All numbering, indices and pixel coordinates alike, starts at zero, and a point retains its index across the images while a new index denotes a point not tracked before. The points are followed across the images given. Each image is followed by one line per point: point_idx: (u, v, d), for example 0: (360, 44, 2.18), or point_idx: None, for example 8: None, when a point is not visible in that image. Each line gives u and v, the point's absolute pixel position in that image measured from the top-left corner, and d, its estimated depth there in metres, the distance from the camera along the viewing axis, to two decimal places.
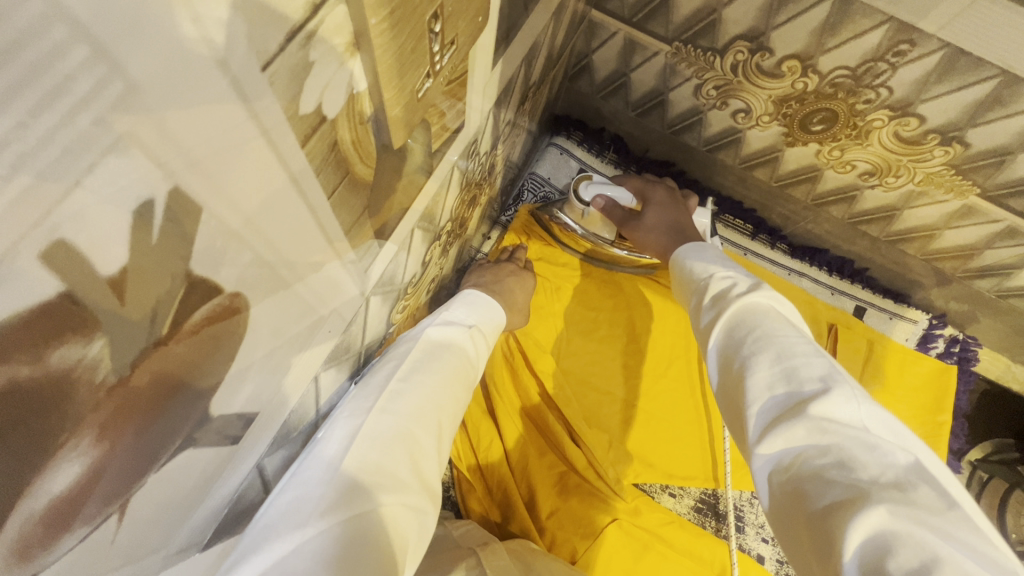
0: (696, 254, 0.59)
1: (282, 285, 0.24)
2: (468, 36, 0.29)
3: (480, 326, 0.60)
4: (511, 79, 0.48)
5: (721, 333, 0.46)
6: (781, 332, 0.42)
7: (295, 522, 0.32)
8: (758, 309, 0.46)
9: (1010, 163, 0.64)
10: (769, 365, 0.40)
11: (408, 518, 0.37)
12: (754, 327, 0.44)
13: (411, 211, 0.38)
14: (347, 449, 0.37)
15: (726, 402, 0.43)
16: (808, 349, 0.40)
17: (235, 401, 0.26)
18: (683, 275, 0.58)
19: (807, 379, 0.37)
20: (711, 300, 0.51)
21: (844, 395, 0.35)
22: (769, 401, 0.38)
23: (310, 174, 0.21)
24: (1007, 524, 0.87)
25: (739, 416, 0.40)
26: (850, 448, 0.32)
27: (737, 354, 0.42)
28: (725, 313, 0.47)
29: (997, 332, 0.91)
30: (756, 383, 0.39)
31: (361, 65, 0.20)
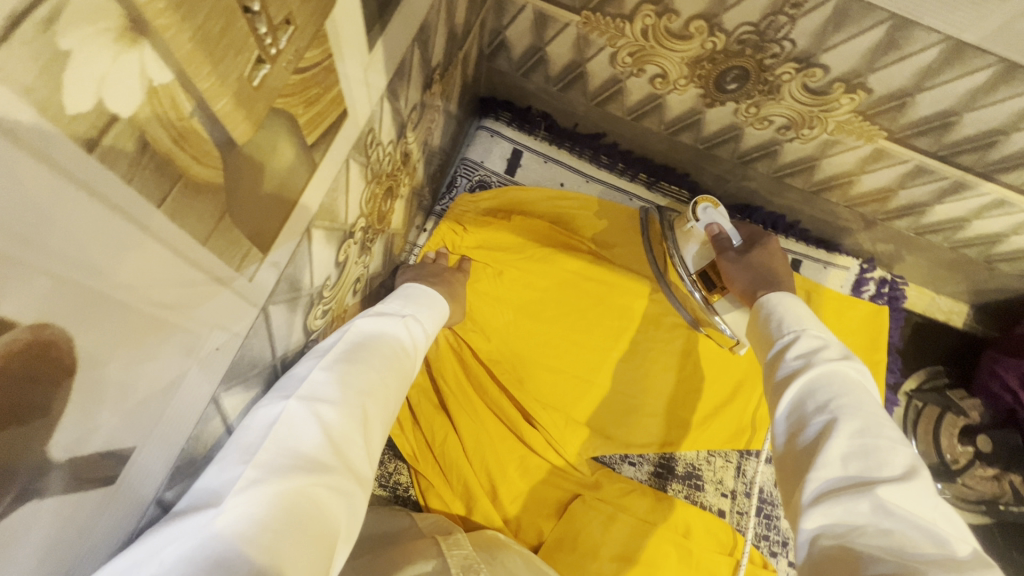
0: (787, 304, 0.55)
1: (118, 309, 0.22)
2: (311, 14, 0.26)
3: (419, 316, 0.58)
4: (403, 61, 0.46)
5: (798, 386, 0.45)
6: (868, 408, 0.42)
7: (212, 502, 0.32)
8: (849, 378, 0.45)
9: (911, 105, 0.66)
10: (851, 436, 0.40)
11: (334, 501, 0.36)
12: (840, 392, 0.43)
13: (297, 211, 0.36)
14: (266, 434, 0.36)
15: (784, 455, 0.44)
16: (893, 434, 0.41)
17: (92, 438, 0.24)
18: (762, 322, 0.56)
19: (887, 461, 0.39)
20: (797, 351, 0.49)
21: (920, 485, 0.37)
22: (836, 471, 0.39)
23: (115, 181, 0.19)
24: (944, 446, 0.92)
25: (802, 468, 0.41)
26: (908, 535, 0.35)
27: (814, 416, 0.43)
28: (816, 368, 0.45)
29: (920, 268, 0.96)
30: (832, 448, 0.40)
31: (152, 53, 0.18)
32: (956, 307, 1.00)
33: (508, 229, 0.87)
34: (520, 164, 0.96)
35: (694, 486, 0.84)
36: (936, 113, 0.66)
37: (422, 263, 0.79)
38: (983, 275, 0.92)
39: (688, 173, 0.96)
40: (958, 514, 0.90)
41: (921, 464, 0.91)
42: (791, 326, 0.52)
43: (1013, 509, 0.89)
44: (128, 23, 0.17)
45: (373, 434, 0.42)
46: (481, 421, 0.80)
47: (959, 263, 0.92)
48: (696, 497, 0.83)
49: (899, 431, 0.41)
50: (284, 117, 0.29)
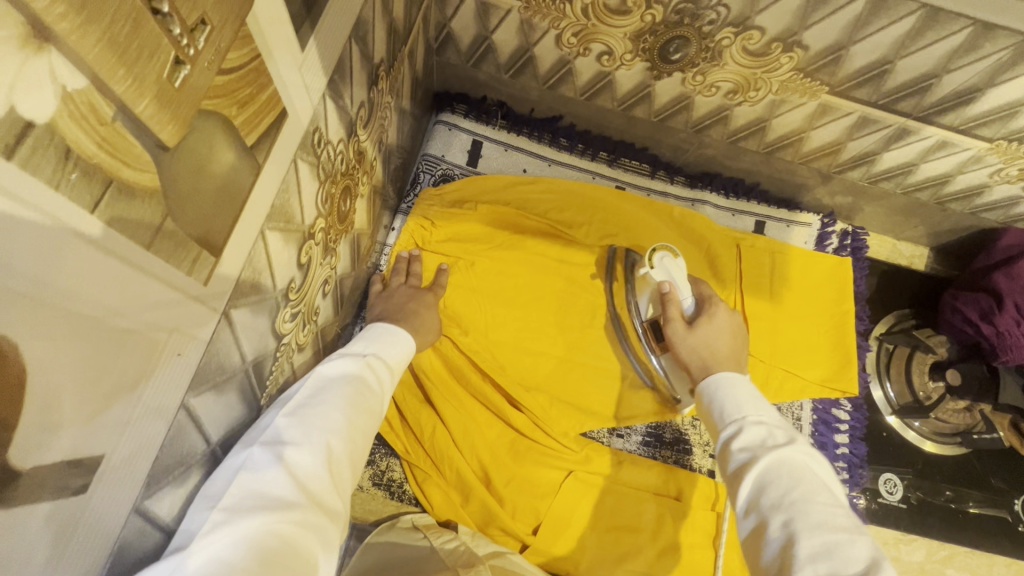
0: (726, 390, 0.59)
1: (60, 313, 0.22)
2: (230, 14, 0.27)
3: (382, 352, 0.59)
4: (342, 58, 0.47)
5: (751, 483, 0.48)
6: (820, 499, 0.45)
7: (182, 546, 0.34)
8: (796, 466, 0.48)
9: (846, 58, 0.68)
10: (812, 536, 0.42)
11: (302, 536, 0.38)
12: (790, 486, 0.46)
13: (247, 214, 0.36)
14: (232, 479, 0.39)
15: (755, 562, 0.45)
16: (848, 525, 0.43)
17: (53, 446, 0.24)
18: (711, 412, 0.59)
19: (851, 559, 0.40)
20: (741, 444, 0.52)
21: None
22: (804, 573, 0.40)
23: (41, 187, 0.19)
24: (915, 383, 0.95)
25: (777, 574, 0.42)
26: None
27: (777, 516, 0.45)
28: (762, 462, 0.48)
29: (877, 216, 0.99)
30: (796, 551, 0.41)
31: (62, 59, 0.19)
32: (917, 251, 1.05)
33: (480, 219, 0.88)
34: (481, 154, 0.97)
35: (682, 451, 0.86)
36: (872, 63, 0.68)
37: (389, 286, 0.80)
38: (937, 216, 0.95)
39: (647, 147, 0.98)
40: (938, 449, 0.93)
41: (895, 405, 0.95)
42: (734, 417, 0.55)
43: (987, 437, 0.92)
44: (31, 30, 0.17)
45: (341, 469, 0.45)
46: (469, 410, 0.81)
47: (913, 208, 0.95)
48: (686, 461, 0.86)
49: (854, 522, 0.44)
50: (217, 118, 0.29)
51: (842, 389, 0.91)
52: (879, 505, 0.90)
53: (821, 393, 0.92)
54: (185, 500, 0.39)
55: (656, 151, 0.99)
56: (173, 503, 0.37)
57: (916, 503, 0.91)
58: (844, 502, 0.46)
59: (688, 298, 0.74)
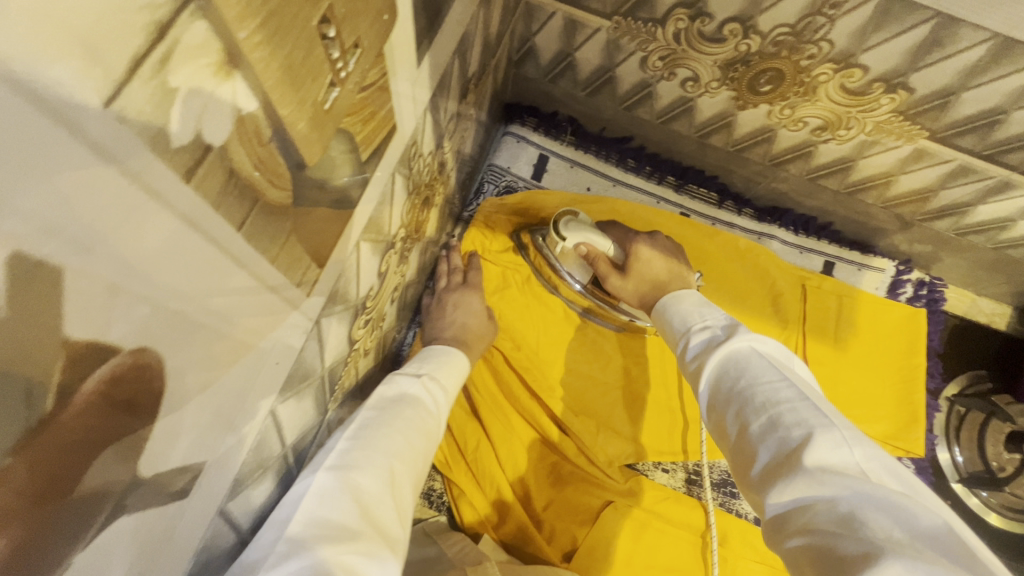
0: (674, 306, 0.58)
1: (201, 330, 0.22)
2: (377, 36, 0.27)
3: (436, 374, 0.58)
4: (445, 73, 0.46)
5: (708, 378, 0.46)
6: (765, 378, 0.41)
7: None
8: (741, 354, 0.45)
9: (954, 104, 0.64)
10: (760, 414, 0.39)
11: (367, 566, 0.35)
12: (738, 374, 0.43)
13: (351, 225, 0.36)
14: (296, 507, 0.38)
15: (726, 454, 0.42)
16: (794, 395, 0.39)
17: (171, 454, 0.24)
18: (667, 329, 0.58)
19: (798, 425, 0.37)
20: (695, 353, 0.50)
21: (834, 439, 0.35)
22: (763, 451, 0.37)
23: (205, 208, 0.19)
24: (989, 454, 0.89)
25: (743, 462, 0.39)
26: (859, 502, 0.31)
27: (729, 405, 0.42)
28: (713, 357, 0.46)
29: (960, 268, 0.93)
30: (751, 436, 0.39)
31: (244, 84, 0.19)
32: (999, 309, 0.97)
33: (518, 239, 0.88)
34: (546, 169, 0.97)
35: (729, 494, 0.81)
36: (982, 111, 0.64)
37: (449, 289, 0.80)
38: None
39: (717, 176, 0.95)
40: (1003, 523, 0.87)
41: (963, 470, 0.89)
42: (684, 329, 0.54)
43: None
44: (227, 57, 0.17)
45: (403, 496, 0.43)
46: (512, 431, 0.80)
47: (1002, 264, 0.89)
48: (735, 506, 0.80)
49: (806, 390, 0.40)
50: (346, 135, 0.29)
51: (905, 448, 0.86)
52: None
53: (882, 449, 0.87)
54: (260, 500, 0.40)
55: (726, 180, 0.96)
56: (246, 506, 0.38)
57: None
58: (796, 373, 0.42)
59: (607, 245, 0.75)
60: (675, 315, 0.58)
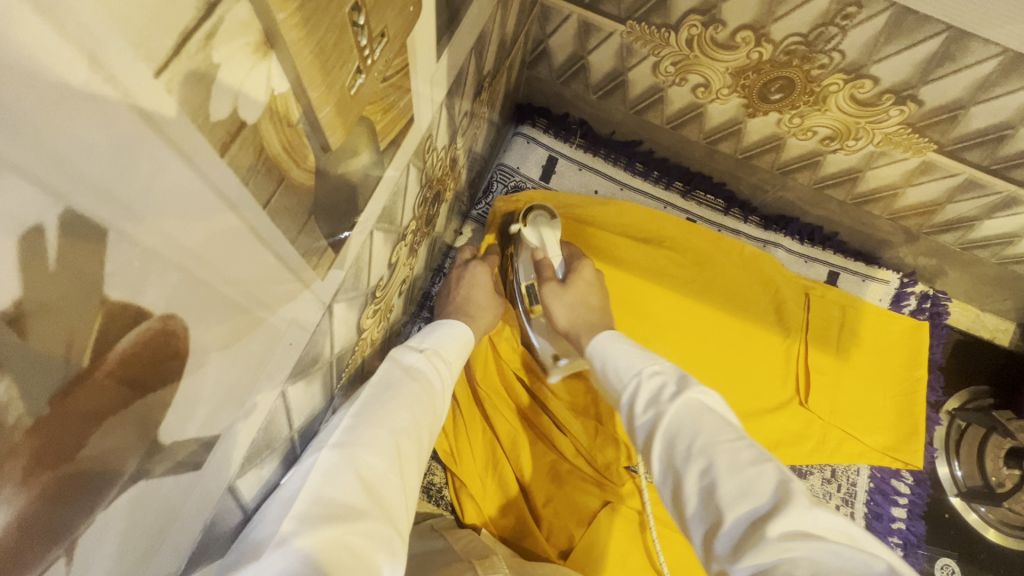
0: (614, 347, 0.57)
1: (226, 302, 0.23)
2: (402, 26, 0.27)
3: (438, 347, 0.58)
4: (462, 69, 0.47)
5: (660, 440, 0.46)
6: (724, 437, 0.43)
7: (252, 557, 0.33)
8: (695, 409, 0.46)
9: (963, 118, 0.65)
10: (724, 477, 0.40)
11: (371, 547, 0.36)
12: (695, 433, 0.44)
13: (366, 214, 0.37)
14: (302, 484, 0.38)
15: (683, 523, 0.42)
16: (754, 456, 0.41)
17: (190, 425, 0.25)
18: (609, 372, 0.56)
19: (761, 489, 0.38)
20: (645, 403, 0.49)
21: (797, 504, 0.37)
22: (731, 520, 0.38)
23: (237, 183, 0.20)
24: (987, 468, 0.89)
25: (705, 530, 0.39)
26: (822, 565, 0.33)
27: (686, 466, 0.43)
28: (665, 416, 0.46)
29: (964, 283, 0.94)
30: (716, 500, 0.39)
31: (278, 65, 0.19)
32: (1003, 325, 0.98)
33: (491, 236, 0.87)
34: (555, 171, 0.98)
35: None
36: (991, 126, 0.64)
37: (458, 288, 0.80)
38: None
39: (724, 182, 0.96)
40: (1000, 539, 0.87)
41: (962, 485, 0.89)
42: (630, 375, 0.53)
43: None
44: (264, 38, 0.18)
45: (406, 472, 0.44)
46: (514, 426, 0.81)
47: (1006, 280, 0.89)
48: None
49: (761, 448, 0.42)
50: (367, 124, 0.30)
51: (904, 460, 0.86)
52: None
53: (881, 460, 0.87)
54: (264, 481, 0.41)
55: (733, 188, 0.96)
56: (253, 486, 0.39)
57: None
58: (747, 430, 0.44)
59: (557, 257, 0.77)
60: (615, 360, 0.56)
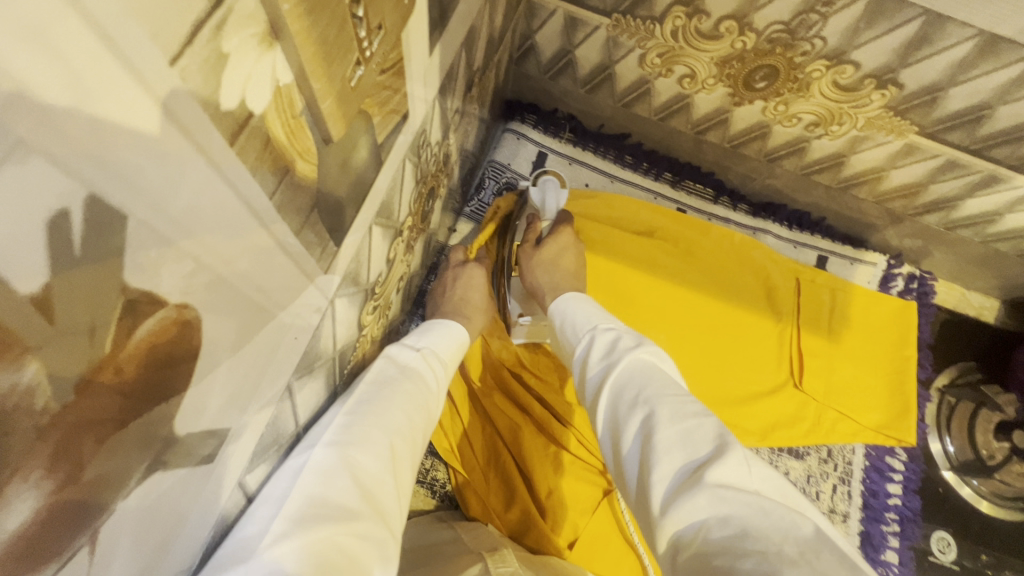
0: (576, 308, 0.60)
1: (234, 293, 0.23)
2: (397, 20, 0.28)
3: (435, 347, 0.59)
4: (453, 65, 0.48)
5: (609, 393, 0.47)
6: (669, 391, 0.44)
7: (243, 558, 0.32)
8: (646, 366, 0.47)
9: (942, 99, 0.66)
10: (667, 426, 0.40)
11: (364, 547, 0.36)
12: (643, 384, 0.45)
13: (365, 210, 0.38)
14: (294, 483, 0.38)
15: (623, 475, 0.43)
16: (698, 410, 0.41)
17: (202, 417, 0.25)
18: (566, 328, 0.59)
19: (702, 442, 0.39)
20: (599, 357, 0.51)
21: (735, 456, 0.37)
22: (668, 469, 0.38)
23: (245, 173, 0.21)
24: (978, 442, 0.92)
25: (642, 477, 0.39)
26: (749, 518, 0.33)
27: (631, 416, 0.43)
28: (617, 366, 0.48)
29: (949, 262, 0.96)
30: (654, 444, 0.40)
31: (283, 56, 0.20)
32: (988, 303, 1.00)
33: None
34: (546, 166, 0.98)
35: None
36: (969, 107, 0.66)
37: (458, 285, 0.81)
38: (1015, 269, 0.92)
39: (713, 172, 0.97)
40: (993, 510, 0.89)
41: (955, 460, 0.91)
42: (589, 329, 0.55)
43: None
44: (270, 29, 0.18)
45: (400, 473, 0.44)
46: (514, 420, 0.82)
47: (989, 258, 0.92)
48: None
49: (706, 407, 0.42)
50: (365, 117, 0.30)
51: (897, 438, 0.87)
52: (931, 565, 0.86)
53: (875, 439, 0.88)
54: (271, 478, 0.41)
55: (722, 176, 0.98)
56: (260, 481, 0.39)
57: (969, 568, 0.86)
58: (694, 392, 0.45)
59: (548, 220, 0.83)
60: (574, 320, 0.59)
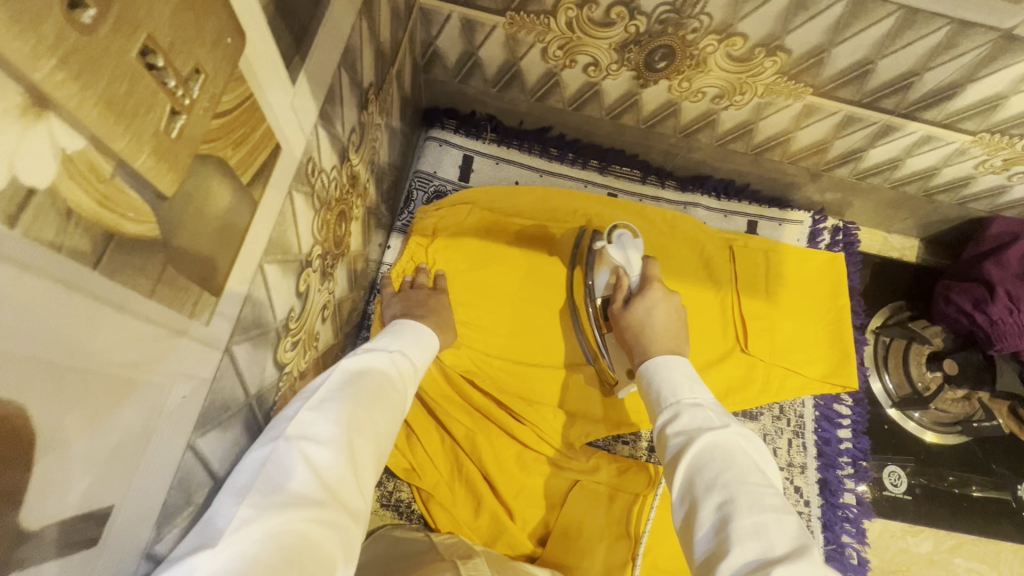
0: (661, 372, 0.61)
1: (70, 372, 0.22)
2: (222, 61, 0.27)
3: (406, 350, 0.58)
4: (332, 87, 0.47)
5: (686, 465, 0.49)
6: (750, 479, 0.46)
7: (208, 543, 0.34)
8: (729, 449, 0.49)
9: (829, 59, 0.69)
10: (745, 514, 0.43)
11: (327, 536, 0.37)
12: (722, 468, 0.47)
13: (245, 252, 0.36)
14: (258, 475, 0.38)
15: (689, 545, 0.46)
16: (777, 504, 0.44)
17: (66, 501, 0.24)
18: (651, 393, 0.61)
19: (776, 539, 0.41)
20: (677, 428, 0.54)
21: (809, 557, 0.39)
22: (739, 555, 0.40)
23: (45, 251, 0.20)
24: (914, 375, 0.96)
25: (709, 554, 0.42)
26: None
27: (707, 496, 0.46)
28: (700, 442, 0.50)
29: (866, 211, 1.01)
30: (729, 528, 0.42)
31: (62, 125, 0.19)
32: (908, 243, 1.06)
33: (460, 241, 0.86)
34: (472, 169, 0.98)
35: None
36: (854, 64, 0.69)
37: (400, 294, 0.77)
38: (926, 209, 0.97)
39: (637, 154, 0.99)
40: (939, 439, 0.95)
41: (893, 396, 0.96)
42: (671, 400, 0.58)
43: (987, 426, 0.94)
44: (32, 99, 0.17)
45: (365, 466, 0.44)
46: (472, 425, 0.81)
47: (902, 201, 0.97)
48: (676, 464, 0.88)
49: (785, 502, 0.44)
50: (212, 161, 0.29)
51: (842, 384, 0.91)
52: (885, 498, 0.91)
53: (822, 388, 0.92)
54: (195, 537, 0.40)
55: (646, 157, 1.00)
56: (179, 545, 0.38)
57: (920, 494, 0.92)
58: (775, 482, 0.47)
59: (635, 276, 0.77)
60: (658, 385, 0.61)
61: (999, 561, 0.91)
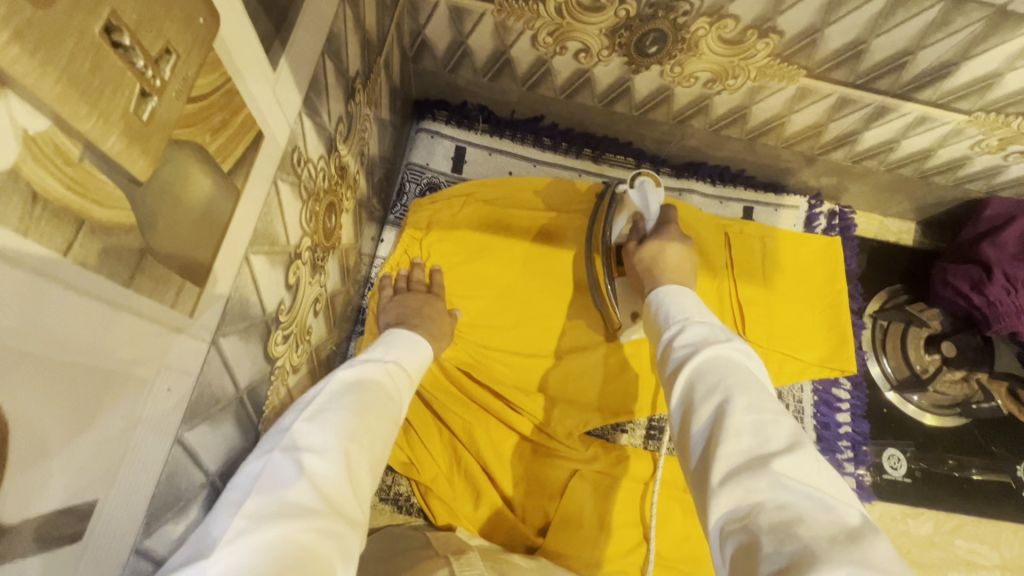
0: (670, 300, 0.58)
1: (43, 363, 0.22)
2: (195, 42, 0.26)
3: (401, 360, 0.57)
4: (315, 76, 0.46)
5: (686, 371, 0.46)
6: (752, 383, 0.43)
7: (202, 556, 0.33)
8: (732, 360, 0.46)
9: (821, 40, 0.68)
10: (744, 408, 0.40)
11: (325, 544, 0.36)
12: (725, 372, 0.44)
13: (229, 243, 0.36)
14: (252, 487, 0.37)
15: (684, 447, 0.43)
16: (778, 406, 0.41)
17: (44, 496, 0.23)
18: (658, 317, 0.58)
19: (775, 435, 0.38)
20: (685, 341, 0.50)
21: (807, 452, 0.37)
22: (736, 446, 0.38)
23: (10, 236, 0.19)
24: (912, 358, 0.96)
25: (703, 449, 0.40)
26: (809, 509, 0.33)
27: (704, 394, 0.43)
28: (703, 351, 0.46)
29: (862, 194, 1.00)
30: (727, 420, 0.40)
31: (20, 102, 0.18)
32: (905, 226, 1.05)
33: (456, 234, 0.86)
34: (465, 160, 0.97)
35: None
36: (847, 44, 0.68)
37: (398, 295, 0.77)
38: (922, 191, 0.96)
39: (631, 141, 0.98)
40: (938, 422, 0.95)
41: (891, 379, 0.96)
42: (679, 318, 0.54)
43: (985, 407, 0.94)
44: None
45: (364, 474, 0.42)
46: (471, 419, 0.81)
47: (898, 184, 0.96)
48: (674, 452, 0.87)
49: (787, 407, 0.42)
50: (189, 147, 0.28)
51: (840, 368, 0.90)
52: (885, 482, 0.91)
53: (821, 373, 0.91)
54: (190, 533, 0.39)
55: (640, 145, 0.99)
56: (174, 542, 0.37)
57: (920, 477, 0.92)
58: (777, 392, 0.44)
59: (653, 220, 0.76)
60: (665, 309, 0.57)
61: (1000, 540, 0.91)
